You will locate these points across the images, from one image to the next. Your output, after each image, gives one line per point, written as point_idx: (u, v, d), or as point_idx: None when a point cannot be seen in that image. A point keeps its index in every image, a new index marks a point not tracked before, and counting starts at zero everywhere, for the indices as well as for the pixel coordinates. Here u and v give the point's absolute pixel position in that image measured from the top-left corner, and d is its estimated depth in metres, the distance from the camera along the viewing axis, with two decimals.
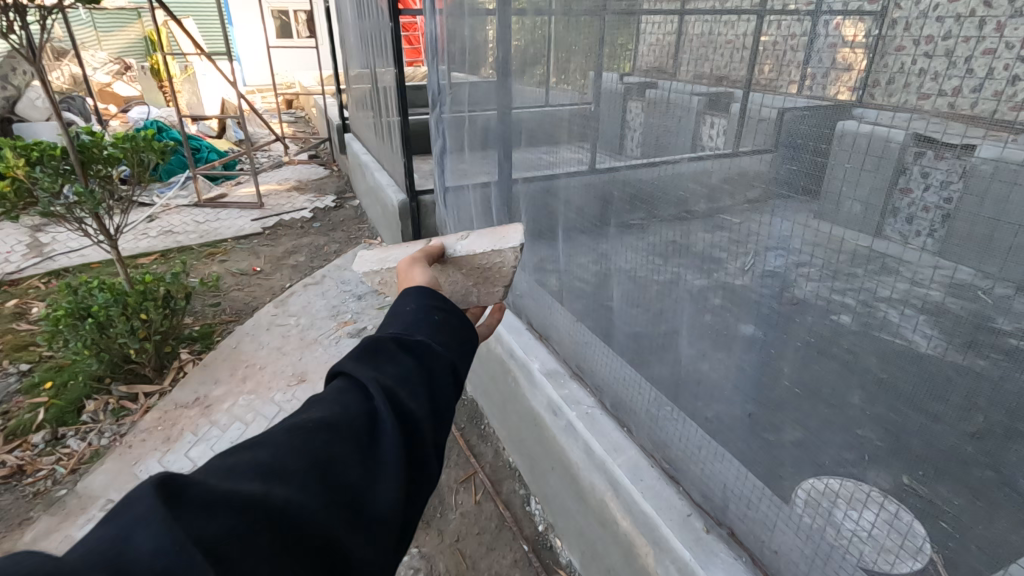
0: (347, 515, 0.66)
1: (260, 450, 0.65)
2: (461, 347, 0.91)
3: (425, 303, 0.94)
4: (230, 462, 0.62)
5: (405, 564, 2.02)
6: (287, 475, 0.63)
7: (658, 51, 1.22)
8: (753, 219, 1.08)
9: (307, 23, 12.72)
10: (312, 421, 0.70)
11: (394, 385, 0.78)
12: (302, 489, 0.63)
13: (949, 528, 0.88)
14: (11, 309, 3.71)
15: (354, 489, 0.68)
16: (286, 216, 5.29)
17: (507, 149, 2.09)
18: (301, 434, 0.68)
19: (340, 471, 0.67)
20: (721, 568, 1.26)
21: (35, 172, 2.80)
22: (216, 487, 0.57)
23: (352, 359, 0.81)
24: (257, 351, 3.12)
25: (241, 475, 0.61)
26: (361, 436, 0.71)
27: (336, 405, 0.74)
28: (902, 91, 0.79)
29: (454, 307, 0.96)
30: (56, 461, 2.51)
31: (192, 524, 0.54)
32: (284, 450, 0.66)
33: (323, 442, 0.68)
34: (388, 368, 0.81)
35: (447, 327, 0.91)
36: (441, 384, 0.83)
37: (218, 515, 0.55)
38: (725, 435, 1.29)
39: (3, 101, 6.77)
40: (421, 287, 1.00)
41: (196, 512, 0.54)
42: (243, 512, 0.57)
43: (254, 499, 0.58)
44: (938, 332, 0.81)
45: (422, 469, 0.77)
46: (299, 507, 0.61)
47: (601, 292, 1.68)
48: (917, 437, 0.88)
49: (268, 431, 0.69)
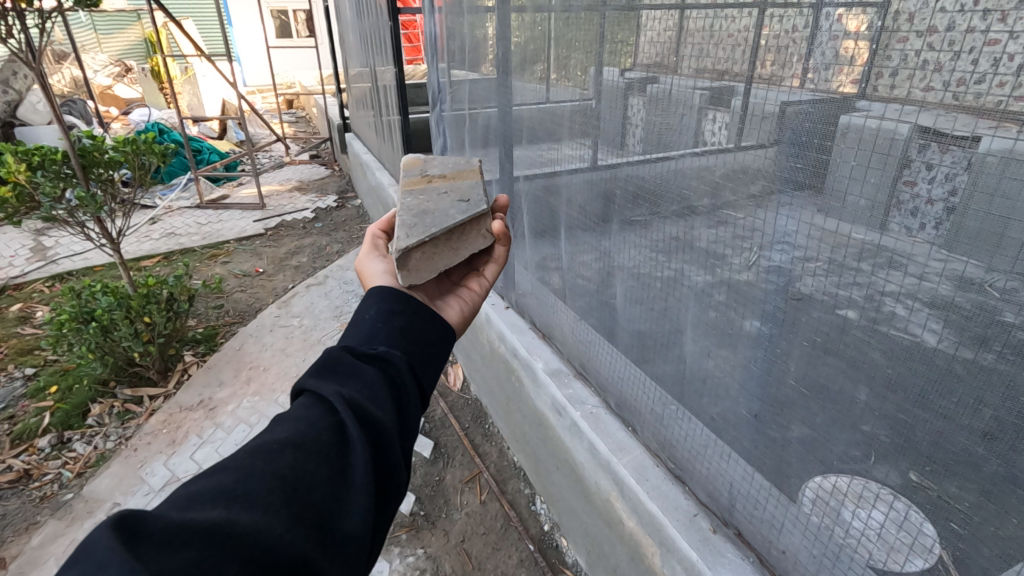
0: (318, 534, 0.64)
1: (224, 476, 0.64)
2: (422, 353, 0.95)
3: (386, 309, 0.98)
4: (191, 490, 0.62)
5: (411, 564, 2.03)
6: (254, 500, 0.62)
7: (658, 46, 1.21)
8: (755, 215, 1.08)
9: (306, 22, 12.70)
10: (276, 442, 0.69)
11: (358, 396, 0.79)
12: (269, 512, 0.62)
13: (960, 529, 0.86)
14: (16, 313, 3.73)
15: (325, 507, 0.67)
16: (288, 216, 5.30)
17: (508, 146, 2.08)
18: (265, 456, 0.67)
19: (308, 490, 0.66)
20: (728, 568, 1.25)
21: (37, 177, 2.80)
22: (175, 519, 0.56)
23: (313, 376, 0.81)
24: (261, 352, 3.13)
25: (203, 504, 0.60)
26: (328, 452, 0.71)
27: (300, 423, 0.73)
28: (905, 83, 0.77)
29: (415, 309, 1.00)
30: (62, 465, 2.52)
31: (153, 561, 0.53)
32: (248, 474, 0.65)
33: (289, 462, 0.67)
34: (351, 380, 0.81)
35: (408, 334, 0.95)
36: (405, 390, 0.85)
37: (179, 547, 0.54)
38: (730, 434, 1.28)
39: (5, 106, 6.79)
40: (383, 289, 1.03)
41: (155, 552, 0.53)
42: (206, 540, 0.55)
43: (216, 527, 0.57)
44: (947, 328, 0.79)
45: (392, 480, 0.77)
46: (266, 530, 0.60)
47: (604, 290, 1.67)
48: (926, 436, 0.86)
49: (234, 456, 0.68)
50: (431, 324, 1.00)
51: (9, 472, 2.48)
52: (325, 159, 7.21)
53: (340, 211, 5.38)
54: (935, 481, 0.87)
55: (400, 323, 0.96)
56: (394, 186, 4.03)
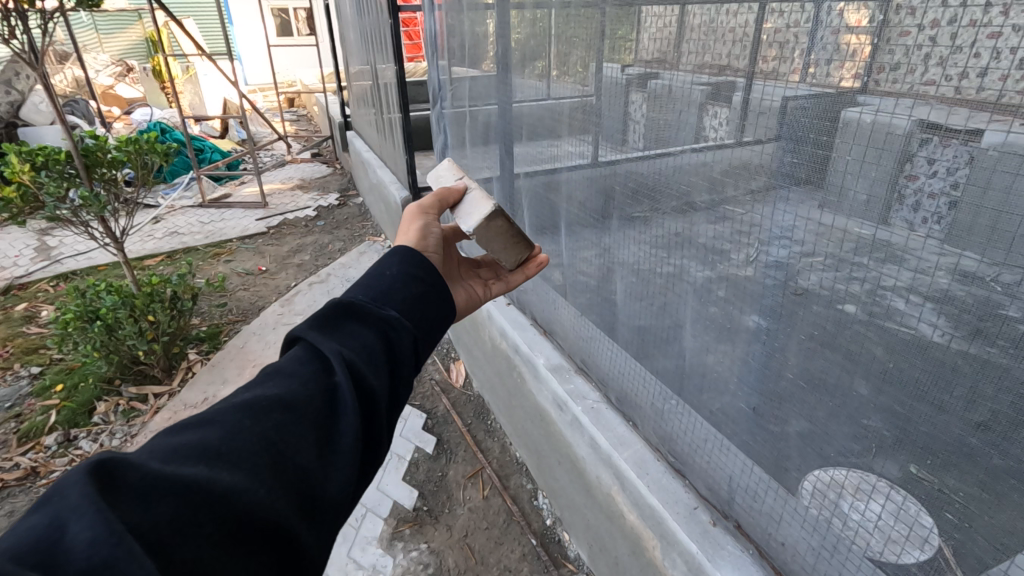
0: (300, 499, 0.65)
1: (209, 431, 0.65)
2: (427, 323, 0.94)
3: (409, 271, 0.96)
4: (175, 443, 0.62)
5: (414, 558, 2.04)
6: (237, 459, 0.63)
7: (659, 42, 1.22)
8: (755, 210, 1.08)
9: (305, 21, 12.65)
10: (266, 400, 0.70)
11: (357, 360, 0.79)
12: (250, 475, 0.62)
13: (955, 519, 0.87)
14: (21, 313, 3.75)
15: (309, 471, 0.67)
16: (290, 215, 5.31)
17: (509, 143, 2.09)
18: (252, 414, 0.68)
19: (293, 453, 0.66)
20: (728, 561, 1.26)
21: (41, 177, 2.81)
22: (156, 470, 0.57)
23: (314, 329, 0.81)
24: (264, 350, 3.14)
25: (186, 459, 0.60)
26: (316, 417, 0.71)
27: (293, 381, 0.74)
28: (907, 78, 0.78)
29: (437, 279, 0.98)
30: (68, 462, 2.54)
31: (129, 512, 0.54)
32: (234, 432, 0.65)
33: (276, 423, 0.68)
34: (352, 342, 0.81)
35: (420, 301, 0.94)
36: (402, 360, 0.85)
37: (157, 502, 0.55)
38: (730, 428, 1.29)
39: (8, 107, 6.81)
40: (412, 248, 1.01)
41: (133, 502, 0.55)
42: (185, 498, 0.56)
43: (196, 484, 0.57)
44: (944, 320, 0.80)
45: (375, 448, 0.78)
46: (247, 492, 0.60)
47: (605, 286, 1.68)
48: (923, 427, 0.87)
49: (217, 412, 0.68)
50: (442, 295, 0.98)
51: (16, 469, 2.50)
52: (326, 157, 7.22)
53: (341, 209, 5.39)
54: (935, 474, 0.87)
55: (412, 288, 0.94)
56: (396, 183, 4.04)
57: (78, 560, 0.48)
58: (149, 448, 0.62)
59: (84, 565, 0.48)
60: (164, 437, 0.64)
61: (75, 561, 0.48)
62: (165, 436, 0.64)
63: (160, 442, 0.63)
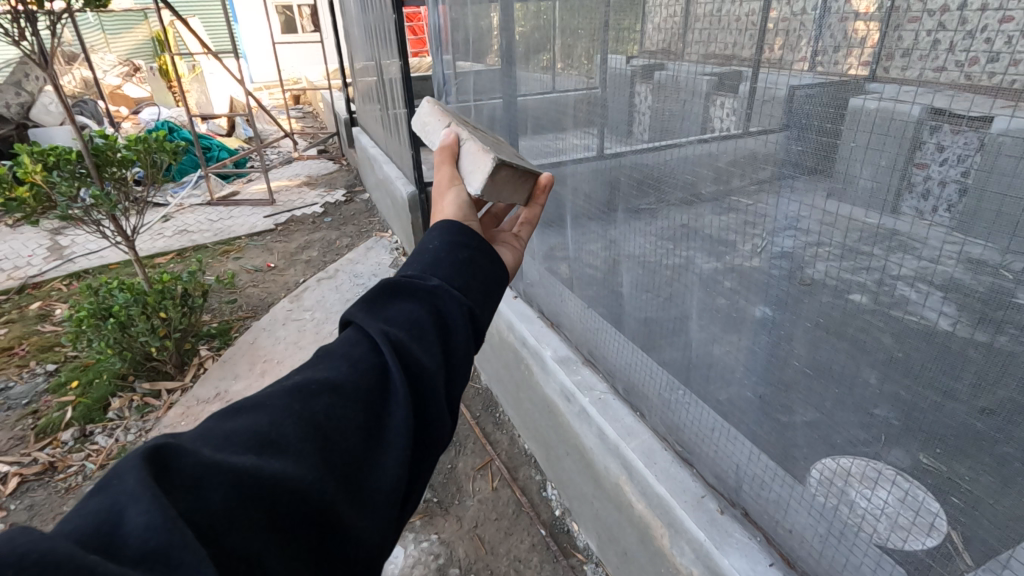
0: (347, 485, 0.64)
1: (258, 417, 0.64)
2: (477, 292, 0.93)
3: (451, 240, 0.96)
4: (227, 429, 0.61)
5: (425, 549, 2.07)
6: (286, 446, 0.62)
7: (665, 31, 1.21)
8: (762, 200, 1.08)
9: (310, 18, 12.51)
10: (315, 383, 0.69)
11: (405, 338, 0.78)
12: (300, 460, 0.61)
13: (962, 503, 0.86)
14: (35, 311, 3.81)
15: (357, 456, 0.67)
16: (297, 212, 5.33)
17: (514, 137, 2.09)
18: (302, 398, 0.67)
19: (341, 435, 0.66)
20: (736, 549, 1.26)
21: (53, 176, 2.84)
22: (208, 457, 0.56)
23: (363, 310, 0.81)
24: (273, 346, 3.17)
25: (236, 446, 0.59)
26: (365, 397, 0.71)
27: (344, 363, 0.74)
28: (916, 64, 0.77)
29: (478, 245, 0.97)
30: (85, 457, 2.59)
31: (184, 498, 0.53)
32: (285, 416, 0.64)
33: (325, 406, 0.67)
34: (399, 320, 0.80)
35: (468, 270, 0.93)
36: (454, 335, 0.84)
37: (211, 490, 0.54)
38: (736, 416, 1.30)
39: (19, 107, 6.88)
40: (450, 221, 1.00)
41: (186, 488, 0.53)
42: (235, 484, 0.55)
43: (247, 470, 0.56)
44: (951, 308, 0.80)
45: (426, 426, 0.76)
46: (296, 478, 0.59)
47: (611, 279, 1.68)
48: (929, 415, 0.88)
49: (267, 396, 0.67)
50: (481, 258, 0.96)
51: (35, 465, 2.55)
52: (331, 155, 7.23)
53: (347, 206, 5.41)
54: (946, 463, 0.87)
55: (458, 255, 0.94)
56: (401, 179, 4.04)
57: (133, 545, 0.47)
58: (200, 434, 0.61)
59: (139, 553, 0.47)
60: (216, 422, 0.63)
61: (132, 546, 0.47)
62: (215, 421, 0.63)
63: (211, 427, 0.62)
